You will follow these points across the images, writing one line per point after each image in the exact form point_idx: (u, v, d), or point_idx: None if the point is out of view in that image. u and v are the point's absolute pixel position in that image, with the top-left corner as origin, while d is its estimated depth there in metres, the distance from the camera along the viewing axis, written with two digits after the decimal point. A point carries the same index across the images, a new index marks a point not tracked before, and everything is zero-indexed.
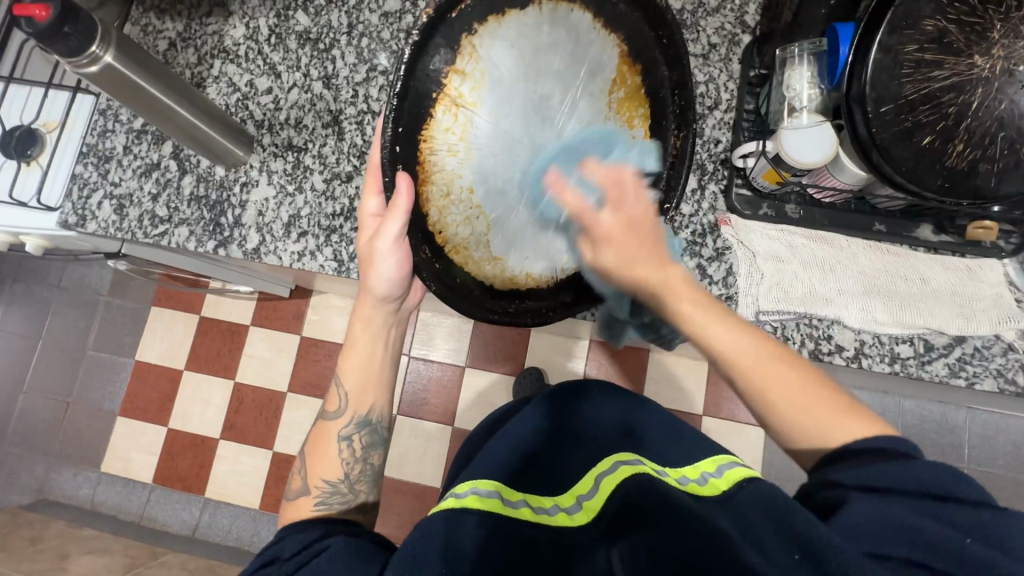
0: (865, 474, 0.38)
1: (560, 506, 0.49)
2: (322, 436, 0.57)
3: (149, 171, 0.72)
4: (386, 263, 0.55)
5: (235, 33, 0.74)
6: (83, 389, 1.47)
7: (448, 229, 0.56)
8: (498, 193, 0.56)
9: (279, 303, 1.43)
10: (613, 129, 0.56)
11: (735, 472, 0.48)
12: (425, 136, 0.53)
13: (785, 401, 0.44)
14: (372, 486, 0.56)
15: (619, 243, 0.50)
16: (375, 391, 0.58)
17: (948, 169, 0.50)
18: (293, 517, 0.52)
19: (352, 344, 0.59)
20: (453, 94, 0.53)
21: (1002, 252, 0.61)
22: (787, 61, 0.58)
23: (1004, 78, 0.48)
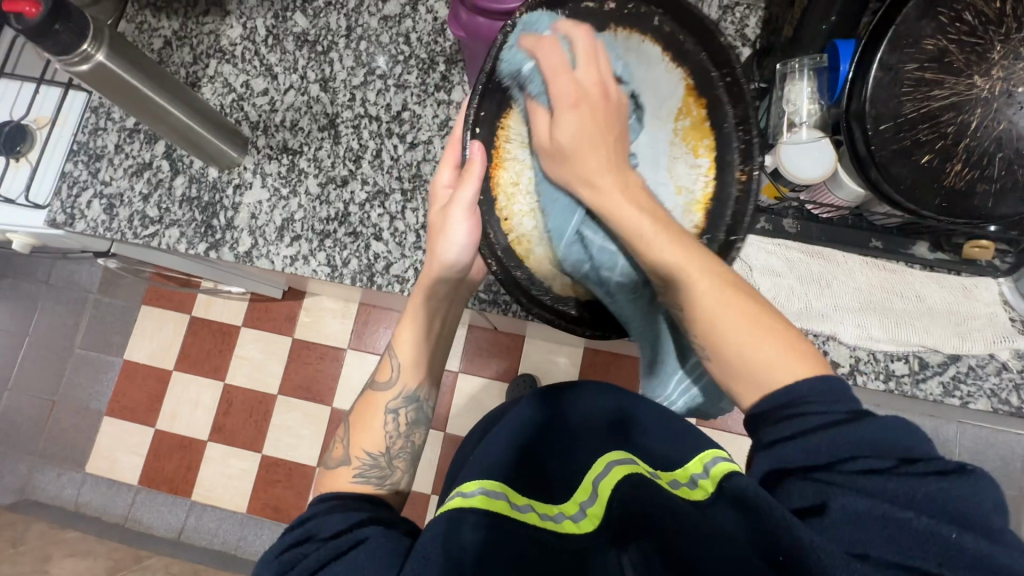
0: (818, 451, 0.38)
1: (565, 513, 0.48)
2: (370, 407, 0.56)
3: (140, 171, 0.71)
4: (456, 231, 0.53)
5: (232, 32, 0.73)
6: (70, 388, 1.45)
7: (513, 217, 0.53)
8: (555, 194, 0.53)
9: (272, 304, 1.42)
10: (678, 154, 0.53)
11: (722, 468, 0.46)
12: (503, 124, 0.53)
13: (746, 337, 0.44)
14: (411, 466, 0.55)
15: (582, 113, 0.50)
16: (427, 367, 0.57)
17: (945, 189, 0.50)
18: (331, 488, 0.51)
19: (410, 316, 0.57)
20: (527, 91, 0.53)
21: (999, 271, 0.61)
22: (787, 75, 0.58)
23: (1003, 99, 0.48)
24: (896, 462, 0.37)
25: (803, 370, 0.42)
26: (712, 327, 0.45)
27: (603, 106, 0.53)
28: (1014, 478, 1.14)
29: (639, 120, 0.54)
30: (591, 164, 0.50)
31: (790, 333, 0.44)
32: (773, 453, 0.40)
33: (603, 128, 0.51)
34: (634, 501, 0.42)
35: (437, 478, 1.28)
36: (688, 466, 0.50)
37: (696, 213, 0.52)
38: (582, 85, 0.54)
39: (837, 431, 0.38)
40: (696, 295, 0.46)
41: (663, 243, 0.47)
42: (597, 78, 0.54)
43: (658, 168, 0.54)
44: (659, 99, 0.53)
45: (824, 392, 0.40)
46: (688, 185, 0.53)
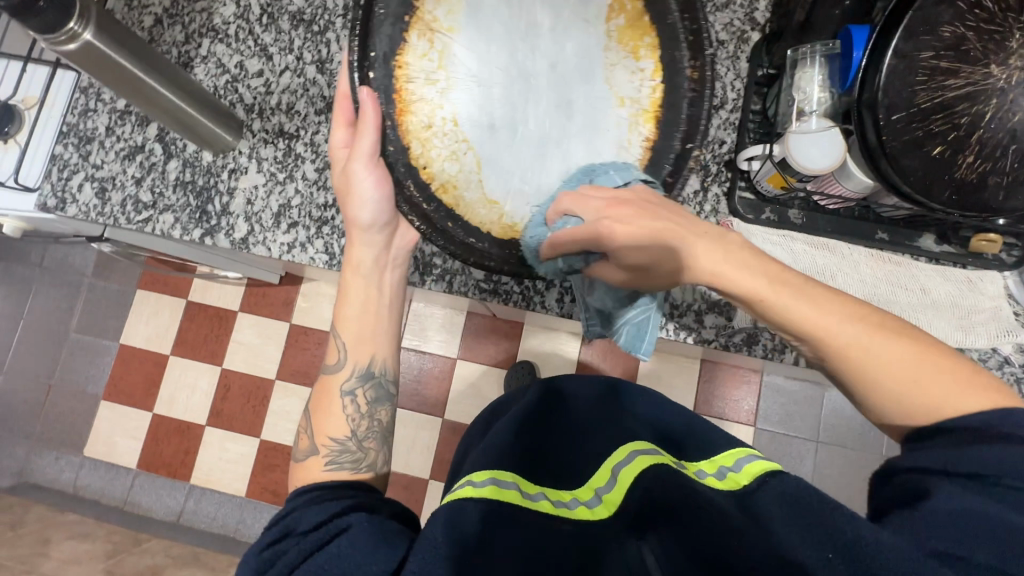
0: (937, 459, 0.40)
1: (579, 500, 0.48)
2: (323, 393, 0.55)
3: (133, 155, 0.69)
4: (364, 187, 0.53)
5: (225, 10, 0.71)
6: (66, 373, 1.44)
7: (433, 165, 0.51)
8: (489, 128, 0.52)
9: (268, 289, 1.41)
10: (617, 60, 0.53)
11: (756, 464, 0.45)
12: (401, 62, 0.50)
13: (915, 396, 0.42)
14: (383, 444, 0.54)
15: (631, 220, 0.47)
16: (372, 343, 0.57)
17: (956, 181, 0.49)
18: (301, 480, 0.51)
19: (346, 294, 0.57)
20: (427, 19, 0.50)
21: (1005, 265, 0.61)
22: (799, 61, 0.57)
23: (1020, 89, 0.47)
24: (991, 477, 0.37)
25: (986, 401, 0.41)
26: (862, 362, 0.43)
27: (526, 35, 0.53)
28: None
29: (564, 45, 0.53)
30: (623, 234, 0.47)
31: (929, 350, 0.43)
32: (927, 452, 0.40)
33: (655, 217, 0.47)
34: (656, 492, 0.42)
35: (434, 464, 1.28)
36: (714, 458, 0.49)
37: (646, 125, 0.52)
38: (500, 14, 0.52)
39: (964, 447, 0.39)
40: (887, 361, 0.42)
41: (791, 300, 0.44)
42: (513, 3, 0.52)
43: (592, 94, 0.53)
44: (586, 0, 0.53)
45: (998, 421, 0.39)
46: (632, 93, 0.52)
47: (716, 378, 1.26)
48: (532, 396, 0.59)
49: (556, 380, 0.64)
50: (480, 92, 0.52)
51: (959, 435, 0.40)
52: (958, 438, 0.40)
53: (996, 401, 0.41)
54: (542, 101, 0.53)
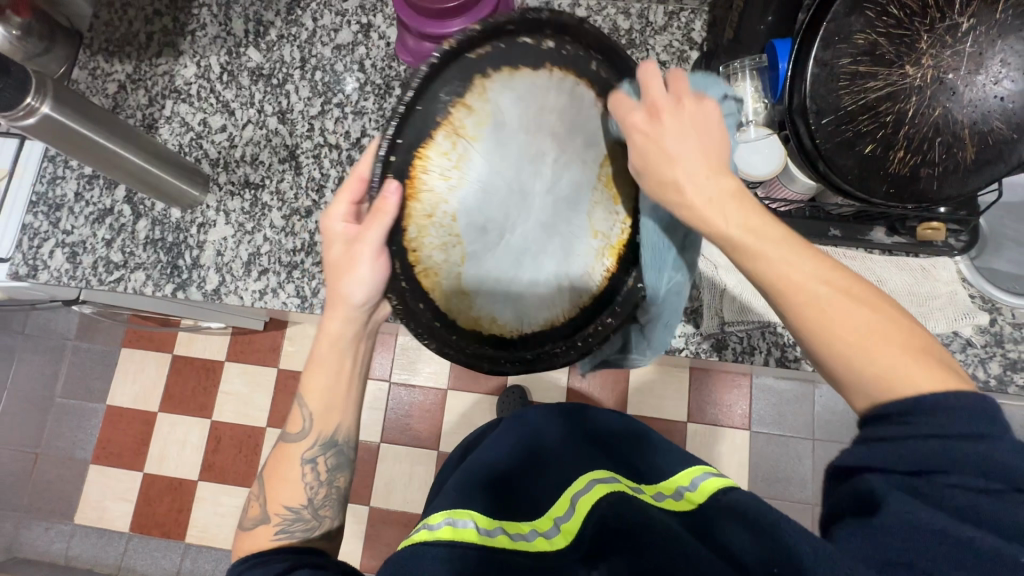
0: (905, 459, 0.34)
1: (537, 530, 0.48)
2: (283, 459, 0.53)
3: (102, 218, 0.70)
4: (364, 269, 0.47)
5: (186, 72, 0.74)
6: (53, 439, 1.42)
7: (422, 251, 0.47)
8: (482, 229, 0.48)
9: (254, 336, 1.41)
10: (601, 200, 0.54)
11: (709, 482, 0.48)
12: (421, 155, 0.45)
13: (856, 349, 0.37)
14: (338, 510, 0.54)
15: (664, 128, 0.43)
16: (341, 412, 0.54)
17: (891, 176, 0.52)
18: (248, 547, 0.50)
19: (316, 362, 0.52)
20: (456, 124, 0.45)
21: (955, 250, 0.63)
22: (732, 77, 0.60)
23: (936, 86, 0.49)
24: (969, 475, 0.33)
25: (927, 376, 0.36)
26: (839, 328, 0.38)
27: (535, 160, 0.50)
28: None
29: (567, 174, 0.52)
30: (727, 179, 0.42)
31: (881, 322, 0.38)
32: (864, 448, 0.37)
33: (696, 133, 0.43)
34: (610, 512, 0.44)
35: None
36: (672, 479, 0.51)
37: (609, 259, 0.55)
38: (519, 138, 0.48)
39: (904, 436, 0.35)
40: (826, 304, 0.38)
41: (766, 244, 0.39)
42: (534, 131, 0.49)
43: (575, 225, 0.54)
44: (593, 142, 0.52)
45: (963, 419, 0.34)
46: (607, 230, 0.55)
47: (706, 384, 1.27)
48: (506, 432, 0.62)
49: (524, 414, 0.65)
50: (485, 192, 0.47)
51: (906, 418, 0.35)
52: (906, 416, 0.35)
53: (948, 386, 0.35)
54: (532, 219, 0.51)
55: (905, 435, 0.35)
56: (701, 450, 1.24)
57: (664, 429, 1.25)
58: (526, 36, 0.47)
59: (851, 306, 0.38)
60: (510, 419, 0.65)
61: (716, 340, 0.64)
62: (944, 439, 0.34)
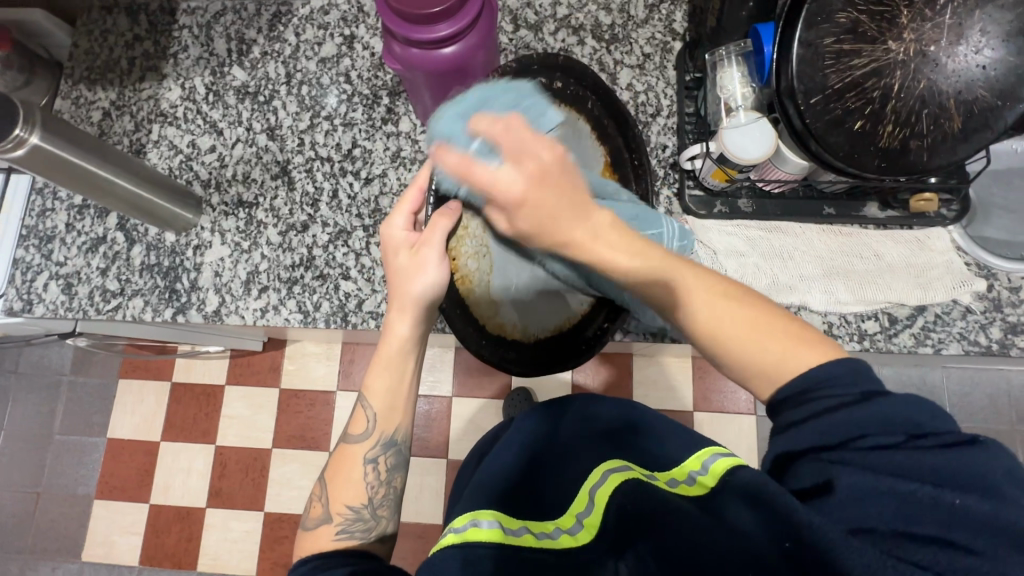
0: (828, 431, 0.38)
1: (561, 528, 0.47)
2: (343, 460, 0.52)
3: (95, 246, 0.70)
4: (430, 272, 0.52)
5: (171, 95, 0.74)
6: (54, 477, 1.40)
7: (460, 258, 0.57)
8: (506, 241, 0.58)
9: (252, 358, 1.39)
10: None
11: (720, 461, 0.46)
12: None
13: (737, 337, 0.43)
14: (395, 513, 0.52)
15: (536, 190, 0.48)
16: (402, 412, 0.53)
17: (881, 150, 0.53)
18: (311, 549, 0.48)
19: (380, 359, 0.52)
20: None
21: (947, 220, 0.63)
22: (718, 64, 0.61)
23: (919, 59, 0.50)
24: (906, 436, 0.36)
25: (809, 358, 0.41)
26: (717, 332, 0.44)
27: None
28: (996, 413, 1.20)
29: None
30: (570, 226, 0.48)
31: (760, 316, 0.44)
32: (784, 435, 0.40)
33: (564, 195, 0.49)
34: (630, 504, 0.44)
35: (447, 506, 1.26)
36: (683, 465, 0.50)
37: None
38: None
39: (812, 420, 0.39)
40: (699, 311, 0.45)
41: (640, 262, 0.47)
42: None
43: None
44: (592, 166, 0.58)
45: (842, 376, 0.39)
46: None
47: (711, 372, 1.27)
48: (522, 429, 0.61)
49: (533, 411, 0.65)
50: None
51: (803, 398, 0.40)
52: (812, 406, 0.39)
53: (829, 356, 0.41)
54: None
55: (831, 405, 0.38)
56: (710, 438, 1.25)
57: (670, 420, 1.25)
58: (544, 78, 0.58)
59: (734, 305, 0.44)
60: (527, 411, 0.65)
61: None
62: (848, 407, 0.37)
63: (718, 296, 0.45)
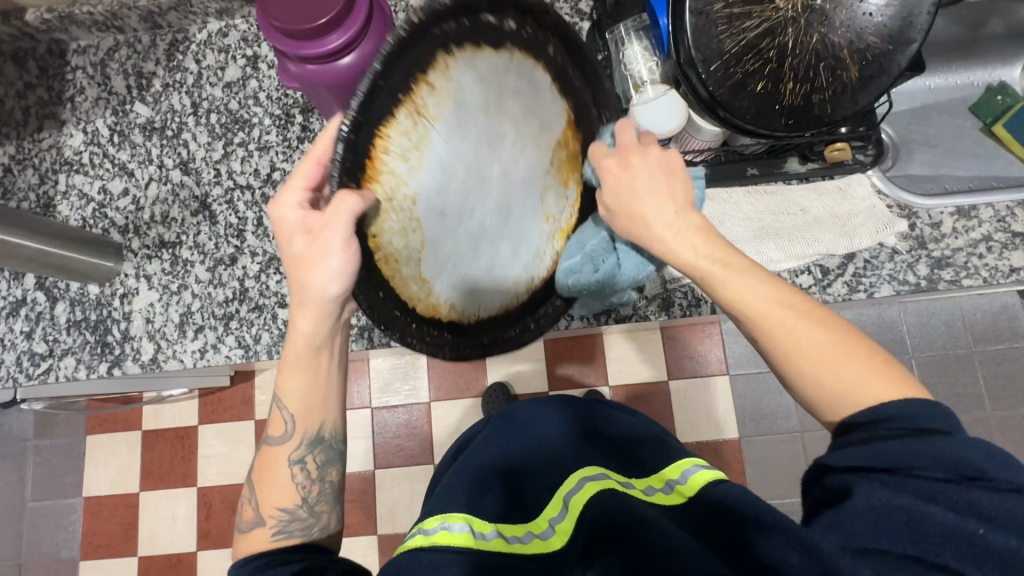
0: (877, 456, 0.38)
1: (532, 533, 0.45)
2: (269, 463, 0.51)
3: (16, 310, 0.67)
4: (333, 260, 0.44)
5: (74, 141, 0.70)
6: (35, 545, 1.35)
7: (382, 236, 0.44)
8: (441, 215, 0.45)
9: (223, 393, 1.37)
10: (552, 184, 0.53)
11: (699, 473, 0.45)
12: (382, 135, 0.41)
13: (810, 362, 0.42)
14: (335, 505, 0.52)
15: (641, 173, 0.47)
16: (323, 407, 0.51)
17: (787, 107, 0.53)
18: (247, 552, 0.47)
19: (290, 361, 0.50)
20: (418, 104, 0.42)
21: (866, 164, 0.65)
22: (618, 41, 0.61)
23: (809, 13, 0.51)
24: (955, 475, 0.37)
25: (887, 390, 0.41)
26: (789, 343, 0.43)
27: (493, 144, 0.47)
28: (954, 338, 1.25)
29: (526, 159, 0.50)
30: (652, 209, 0.46)
31: (856, 347, 0.42)
32: (836, 449, 0.40)
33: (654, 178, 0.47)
34: (605, 512, 0.42)
35: None
36: (662, 471, 0.49)
37: (558, 242, 0.56)
38: (480, 120, 0.46)
39: (876, 441, 0.38)
40: (774, 328, 0.43)
41: (735, 279, 0.44)
42: (492, 112, 0.47)
43: (530, 208, 0.53)
44: (548, 126, 0.50)
45: (914, 412, 0.39)
46: (557, 213, 0.55)
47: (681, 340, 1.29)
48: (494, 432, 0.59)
49: (512, 409, 0.63)
50: (449, 180, 0.45)
51: (890, 419, 0.39)
52: (895, 430, 0.38)
53: (907, 393, 0.41)
54: (490, 201, 0.49)
55: (890, 432, 0.39)
56: (688, 404, 1.27)
57: (647, 392, 1.27)
58: (489, 13, 0.44)
59: (814, 328, 0.43)
60: (498, 417, 0.63)
61: (664, 299, 0.66)
62: (908, 438, 0.38)
63: (791, 325, 0.43)
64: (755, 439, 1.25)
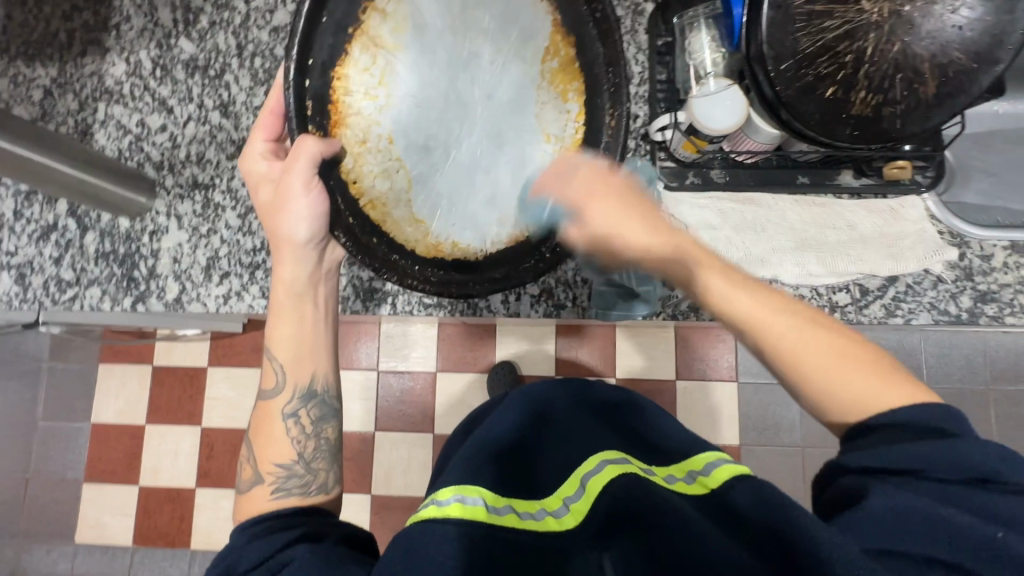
0: (881, 459, 0.38)
1: (547, 509, 0.45)
2: (264, 419, 0.51)
3: (46, 234, 0.67)
4: (298, 205, 0.50)
5: (116, 70, 0.69)
6: (41, 463, 1.40)
7: (363, 180, 0.53)
8: (421, 146, 0.55)
9: (234, 339, 1.38)
10: (549, 99, 0.55)
11: (722, 469, 0.46)
12: (339, 74, 0.52)
13: (824, 381, 0.43)
14: (333, 462, 0.51)
15: (607, 199, 0.48)
16: (313, 358, 0.53)
17: (854, 117, 0.50)
18: (248, 512, 0.47)
19: (277, 312, 0.52)
20: (371, 34, 0.53)
21: (922, 186, 0.62)
22: (686, 27, 0.58)
23: (894, 19, 0.48)
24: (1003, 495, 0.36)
25: (904, 394, 0.41)
26: (789, 354, 0.44)
27: (468, 66, 0.55)
28: (973, 373, 1.22)
29: (505, 77, 0.55)
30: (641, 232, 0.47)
31: (846, 344, 0.44)
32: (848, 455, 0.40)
33: (627, 209, 0.48)
34: (623, 500, 0.41)
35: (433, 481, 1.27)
36: (682, 464, 0.50)
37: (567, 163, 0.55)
38: (444, 44, 0.55)
39: (898, 442, 0.38)
40: (777, 338, 0.44)
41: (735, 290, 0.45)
42: (458, 33, 0.55)
43: (525, 130, 0.55)
44: (526, 38, 0.55)
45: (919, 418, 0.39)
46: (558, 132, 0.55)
47: (694, 342, 1.28)
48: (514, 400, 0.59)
49: (531, 386, 0.62)
50: (417, 112, 0.54)
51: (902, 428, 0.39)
52: (897, 431, 0.39)
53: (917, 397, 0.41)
54: (474, 131, 0.55)
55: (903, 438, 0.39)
56: (692, 406, 1.26)
57: (653, 389, 1.26)
58: None
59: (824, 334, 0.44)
60: (518, 392, 0.61)
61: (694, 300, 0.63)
62: (918, 441, 0.38)
63: (816, 334, 0.44)
64: (754, 448, 1.25)
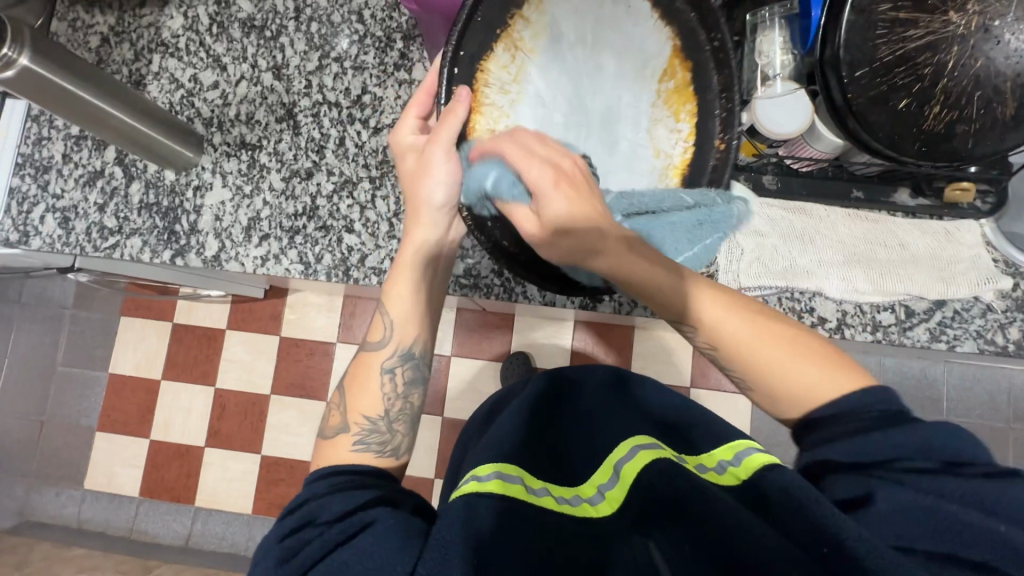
0: (863, 452, 0.40)
1: (582, 496, 0.47)
2: (362, 368, 0.52)
3: (93, 180, 0.67)
4: (440, 170, 0.50)
5: (173, 23, 0.69)
6: (58, 407, 1.42)
7: None
8: None
9: (254, 304, 1.39)
10: (660, 117, 0.54)
11: (753, 457, 0.45)
12: (484, 69, 0.50)
13: (767, 358, 0.46)
14: (411, 429, 0.51)
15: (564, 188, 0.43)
16: (420, 323, 0.53)
17: (925, 133, 0.49)
18: (326, 461, 0.47)
19: (401, 267, 0.52)
20: (515, 37, 0.51)
21: (980, 212, 0.61)
22: (758, 26, 0.57)
23: (981, 34, 0.46)
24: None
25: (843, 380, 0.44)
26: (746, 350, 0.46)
27: (592, 78, 0.54)
28: (995, 410, 1.20)
29: (622, 92, 0.54)
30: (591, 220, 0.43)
31: (795, 337, 0.46)
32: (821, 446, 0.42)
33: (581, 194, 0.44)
34: (659, 486, 0.41)
35: (439, 464, 1.28)
36: (714, 451, 0.49)
37: (673, 179, 0.53)
38: (574, 51, 0.54)
39: (860, 437, 0.40)
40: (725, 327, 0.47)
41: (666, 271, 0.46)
42: (587, 45, 0.54)
43: (635, 140, 0.54)
44: (647, 61, 0.54)
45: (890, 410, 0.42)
46: (668, 149, 0.54)
47: None
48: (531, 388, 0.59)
49: (561, 368, 0.63)
50: (541, 112, 0.53)
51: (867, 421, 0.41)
52: (858, 424, 0.41)
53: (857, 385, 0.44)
54: (592, 135, 0.53)
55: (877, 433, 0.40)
56: None
57: None
58: None
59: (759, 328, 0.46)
60: (546, 373, 0.63)
61: None
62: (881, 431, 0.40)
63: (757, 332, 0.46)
64: None
